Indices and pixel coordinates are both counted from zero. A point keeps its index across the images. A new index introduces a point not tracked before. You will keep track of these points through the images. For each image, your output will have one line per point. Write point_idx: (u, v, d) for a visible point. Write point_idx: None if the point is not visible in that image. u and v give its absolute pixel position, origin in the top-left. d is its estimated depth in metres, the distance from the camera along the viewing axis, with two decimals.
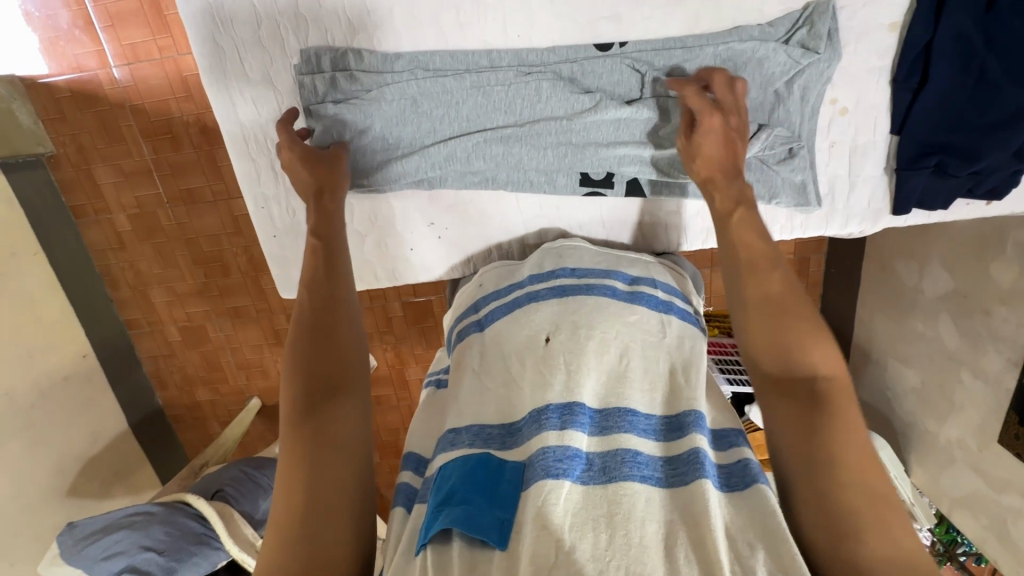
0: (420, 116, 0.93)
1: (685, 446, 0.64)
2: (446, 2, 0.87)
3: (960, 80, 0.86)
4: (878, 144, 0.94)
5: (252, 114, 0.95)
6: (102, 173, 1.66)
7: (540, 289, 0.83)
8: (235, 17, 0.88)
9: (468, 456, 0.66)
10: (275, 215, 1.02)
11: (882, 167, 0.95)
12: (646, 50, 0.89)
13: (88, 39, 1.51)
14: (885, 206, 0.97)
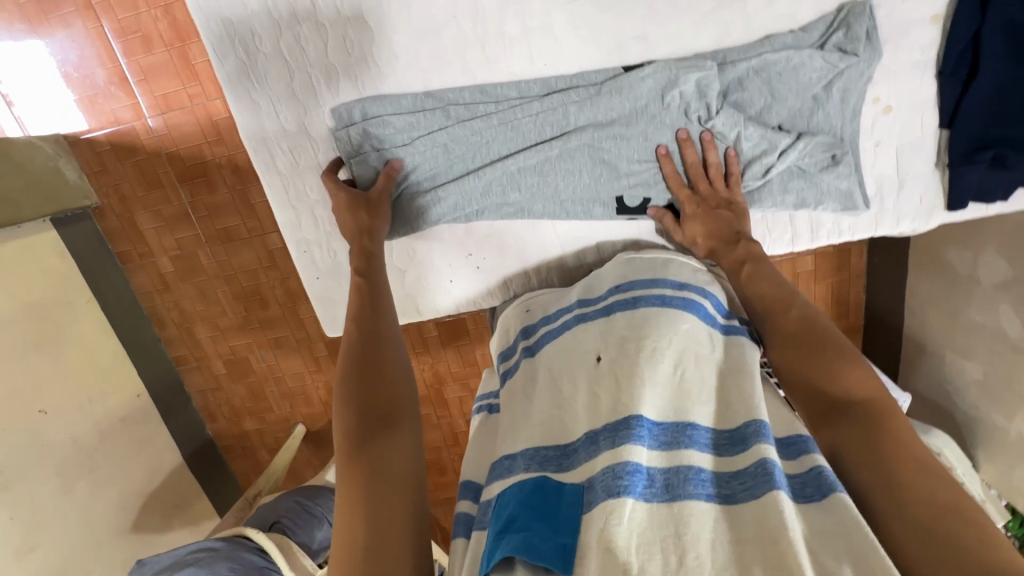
0: (453, 156, 0.95)
1: (752, 457, 0.61)
2: (471, 39, 0.88)
3: (1012, 68, 0.83)
4: (925, 141, 0.91)
5: (292, 163, 0.97)
6: (144, 220, 1.73)
7: (588, 312, 0.84)
8: (269, 73, 0.91)
9: (524, 480, 0.66)
10: (315, 252, 1.04)
11: (932, 164, 0.92)
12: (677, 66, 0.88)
13: (123, 94, 1.58)
14: (938, 203, 0.93)
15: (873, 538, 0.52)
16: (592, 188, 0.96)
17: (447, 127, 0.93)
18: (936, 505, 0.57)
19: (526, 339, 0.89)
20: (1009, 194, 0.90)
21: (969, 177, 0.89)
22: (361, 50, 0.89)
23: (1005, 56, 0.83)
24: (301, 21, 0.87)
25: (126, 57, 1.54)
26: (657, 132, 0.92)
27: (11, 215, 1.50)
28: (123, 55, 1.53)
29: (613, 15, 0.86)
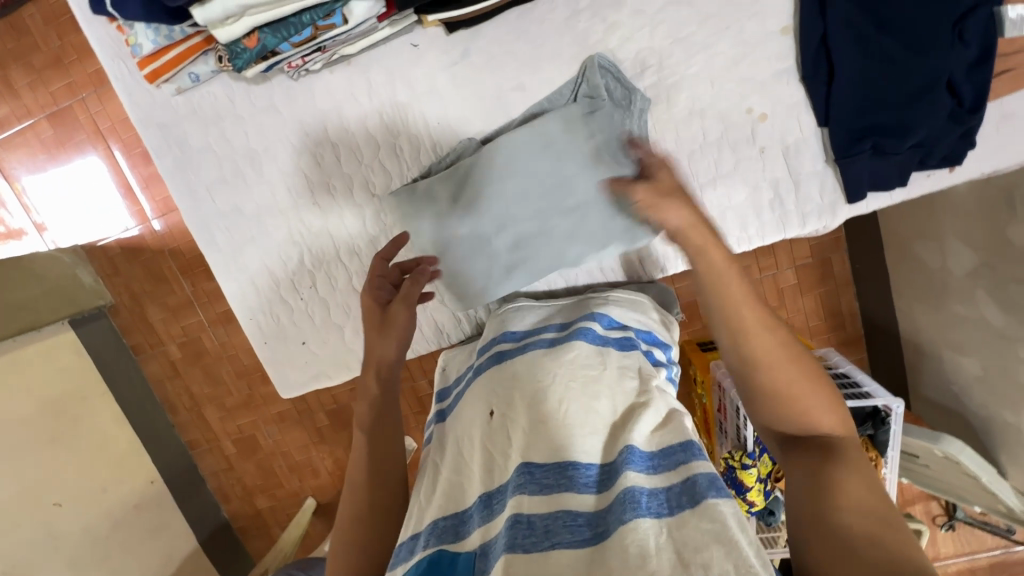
0: (377, 280, 0.89)
1: (619, 486, 0.57)
2: (378, 105, 0.82)
3: (868, 61, 0.80)
4: (808, 140, 0.89)
5: (231, 248, 0.88)
6: (153, 312, 1.88)
7: (481, 363, 0.82)
8: (201, 161, 0.84)
9: (424, 557, 0.61)
10: (266, 327, 0.91)
11: (821, 160, 0.90)
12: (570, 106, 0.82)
13: (130, 202, 1.77)
14: (839, 196, 0.91)
15: (746, 544, 0.48)
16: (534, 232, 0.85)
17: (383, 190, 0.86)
18: (875, 521, 0.55)
19: (440, 403, 0.87)
20: (905, 178, 0.86)
21: (856, 168, 0.87)
22: (281, 129, 0.83)
23: (857, 53, 0.80)
24: (222, 111, 0.82)
25: (131, 171, 1.74)
26: (534, 192, 0.83)
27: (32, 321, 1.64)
28: (128, 169, 1.73)
29: (488, 69, 0.81)
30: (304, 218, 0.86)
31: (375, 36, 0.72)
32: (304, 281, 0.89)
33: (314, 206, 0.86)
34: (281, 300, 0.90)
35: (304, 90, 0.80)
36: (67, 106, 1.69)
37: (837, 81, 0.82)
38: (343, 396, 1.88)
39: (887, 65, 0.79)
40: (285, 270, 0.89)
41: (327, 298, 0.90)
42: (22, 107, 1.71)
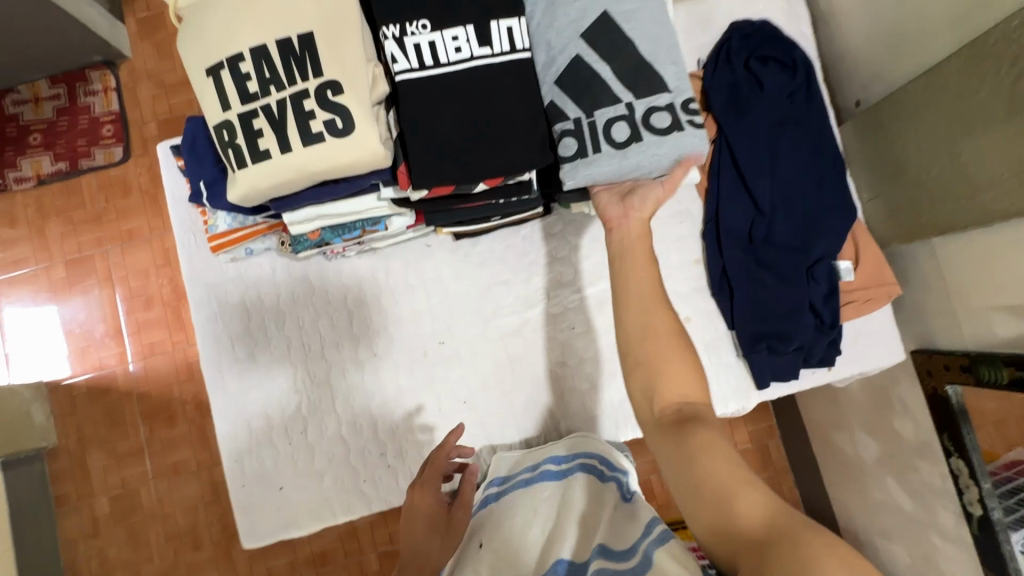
0: (362, 432, 0.98)
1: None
2: (389, 286, 1.01)
3: (755, 282, 0.97)
4: (721, 339, 1.01)
5: (237, 389, 0.98)
6: (95, 458, 1.79)
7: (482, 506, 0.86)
8: (233, 313, 1.00)
9: None
10: (248, 471, 0.96)
11: (733, 354, 1.01)
12: (546, 302, 1.01)
13: (114, 344, 1.83)
14: (749, 384, 1.00)
15: None
16: (510, 400, 0.99)
17: (383, 353, 1.00)
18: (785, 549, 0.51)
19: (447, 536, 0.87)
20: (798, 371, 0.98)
21: (759, 362, 0.98)
22: (306, 294, 1.01)
23: (749, 278, 0.98)
24: (263, 278, 1.01)
25: (127, 315, 1.85)
26: (515, 365, 1.00)
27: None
28: (125, 313, 1.85)
29: (477, 267, 1.02)
30: (309, 370, 0.99)
31: (404, 237, 0.99)
32: (296, 426, 0.98)
33: (321, 360, 1.00)
34: (270, 444, 0.97)
35: (333, 269, 1.01)
36: (88, 255, 1.87)
37: (741, 302, 0.97)
38: (279, 569, 1.72)
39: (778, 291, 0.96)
40: (281, 411, 0.98)
41: (313, 444, 0.97)
42: (45, 251, 1.88)
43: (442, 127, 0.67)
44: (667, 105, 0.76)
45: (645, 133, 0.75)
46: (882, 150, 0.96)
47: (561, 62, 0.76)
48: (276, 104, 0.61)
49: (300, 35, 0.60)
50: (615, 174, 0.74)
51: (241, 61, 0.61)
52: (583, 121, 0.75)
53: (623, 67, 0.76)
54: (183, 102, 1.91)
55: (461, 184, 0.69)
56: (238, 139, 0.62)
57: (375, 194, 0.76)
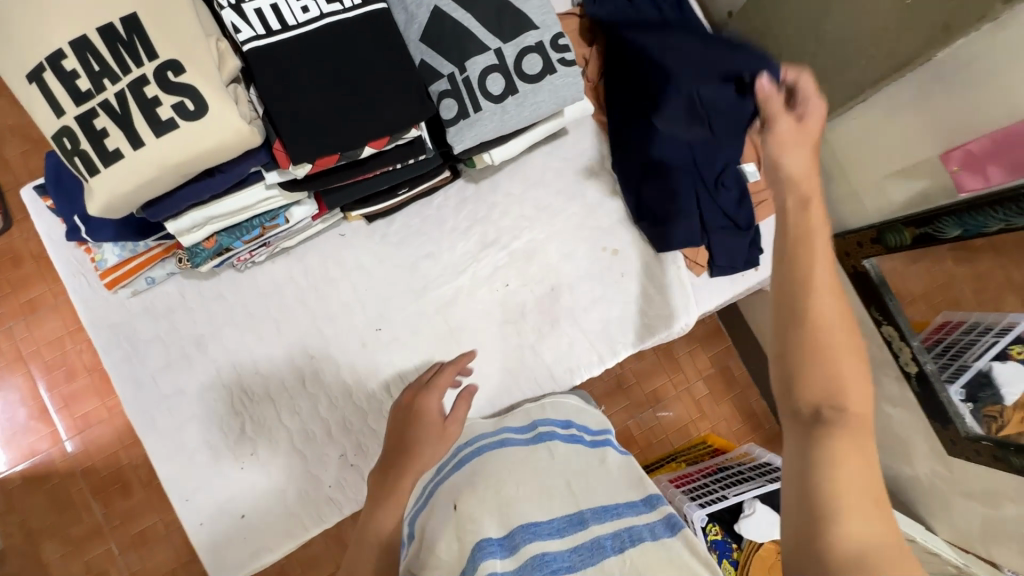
0: (317, 438, 0.94)
1: (585, 536, 0.66)
2: (311, 285, 0.97)
3: None
4: (653, 263, 1.02)
5: (171, 426, 0.92)
6: (50, 550, 1.65)
7: (463, 456, 0.84)
8: (148, 349, 0.93)
9: None
10: (203, 508, 0.90)
11: (666, 275, 1.01)
12: (476, 266, 0.99)
13: (43, 425, 1.69)
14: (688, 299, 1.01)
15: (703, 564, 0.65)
16: None
17: (320, 353, 0.96)
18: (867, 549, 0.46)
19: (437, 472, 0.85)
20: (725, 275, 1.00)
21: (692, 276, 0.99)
22: (224, 311, 0.95)
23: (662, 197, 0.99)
24: (173, 306, 0.94)
25: (50, 391, 1.70)
26: (458, 335, 0.98)
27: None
28: (47, 390, 1.70)
29: (399, 246, 0.99)
30: (246, 390, 0.94)
31: (311, 231, 0.94)
32: (246, 449, 0.92)
33: (257, 374, 0.94)
34: (221, 473, 0.91)
35: (247, 280, 0.95)
36: None
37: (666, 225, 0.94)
38: None
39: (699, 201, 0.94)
40: (225, 437, 0.92)
41: (268, 464, 0.92)
42: None
43: (303, 99, 0.63)
44: (536, 45, 0.75)
45: (520, 83, 0.75)
46: (763, 51, 1.00)
47: (420, 14, 0.74)
48: (116, 98, 0.56)
49: (124, 19, 0.56)
50: (500, 131, 0.75)
51: (65, 60, 0.56)
52: (458, 78, 0.73)
53: (484, 12, 0.75)
54: None
55: (345, 150, 0.66)
56: (82, 145, 0.57)
57: (263, 182, 0.72)
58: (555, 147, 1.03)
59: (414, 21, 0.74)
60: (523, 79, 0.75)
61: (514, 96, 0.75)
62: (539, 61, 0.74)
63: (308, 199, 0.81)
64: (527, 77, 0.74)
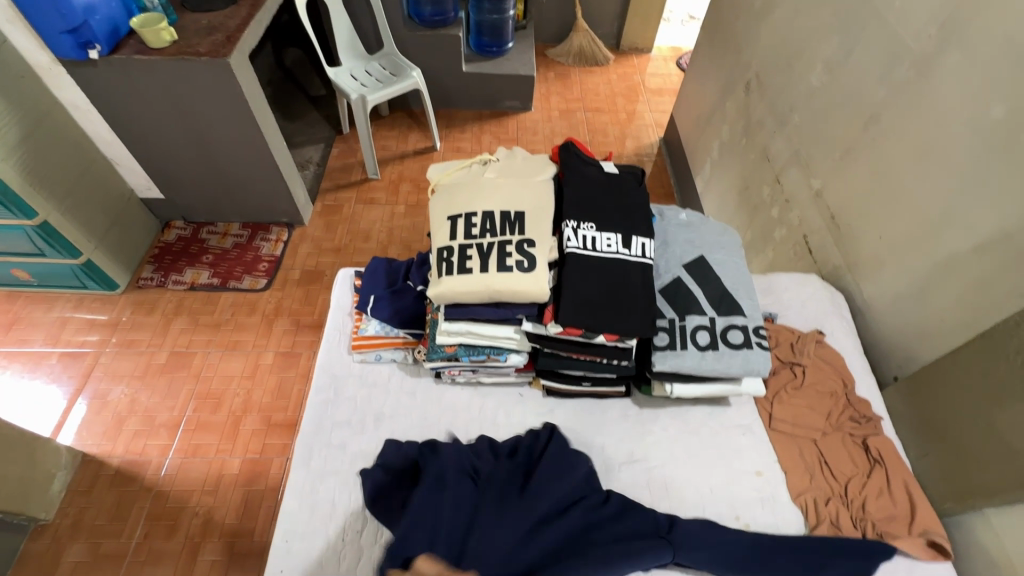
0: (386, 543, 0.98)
1: None
2: (478, 418, 1.14)
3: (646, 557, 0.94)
4: None
5: (317, 471, 1.05)
6: (75, 550, 1.67)
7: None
8: (342, 403, 1.14)
9: None
10: (292, 555, 0.95)
11: None
12: (617, 474, 1.08)
13: (166, 436, 1.90)
14: None
15: None
16: None
17: None
18: None
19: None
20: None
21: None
22: (408, 405, 1.15)
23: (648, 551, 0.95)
24: (378, 382, 1.17)
25: (192, 413, 1.96)
26: None
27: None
28: (191, 411, 1.96)
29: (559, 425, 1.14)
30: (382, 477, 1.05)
31: (506, 378, 1.18)
32: (354, 525, 0.99)
33: None
34: (324, 534, 0.98)
35: (437, 390, 1.17)
36: (192, 351, 2.11)
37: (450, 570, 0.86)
38: None
39: (833, 510, 1.03)
40: (347, 503, 1.01)
41: (363, 547, 0.96)
42: (162, 338, 2.15)
43: (585, 291, 0.92)
44: (742, 326, 1.00)
45: (722, 344, 0.98)
46: (928, 412, 1.12)
47: (664, 277, 1.05)
48: (486, 243, 0.92)
49: (515, 210, 0.95)
50: (695, 369, 0.96)
51: (473, 217, 0.95)
52: (676, 322, 1.00)
53: (711, 292, 1.03)
54: (329, 262, 2.41)
55: (590, 328, 0.90)
56: (453, 257, 0.92)
57: (514, 326, 1.00)
58: (715, 412, 1.19)
59: (660, 279, 1.05)
60: (726, 345, 0.98)
61: (716, 353, 0.97)
62: (739, 337, 0.99)
63: (526, 353, 1.04)
64: (728, 344, 0.98)
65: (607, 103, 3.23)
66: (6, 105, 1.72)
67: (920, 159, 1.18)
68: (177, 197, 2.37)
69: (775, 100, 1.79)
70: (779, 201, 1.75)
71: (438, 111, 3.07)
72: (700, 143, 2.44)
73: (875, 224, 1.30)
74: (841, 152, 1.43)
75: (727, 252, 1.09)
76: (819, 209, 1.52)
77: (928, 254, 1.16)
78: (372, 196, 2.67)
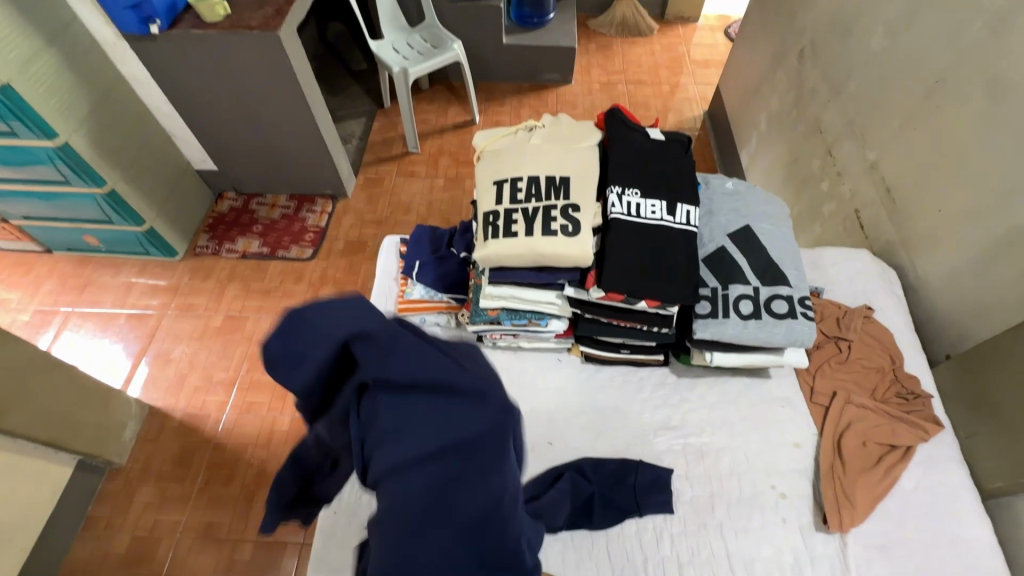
0: None
1: None
2: (518, 382, 1.17)
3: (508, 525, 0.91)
4: (812, 527, 1.01)
5: None
6: (144, 492, 1.83)
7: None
8: None
9: None
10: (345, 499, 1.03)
11: (830, 544, 0.99)
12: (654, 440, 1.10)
13: (223, 392, 2.04)
14: None
15: None
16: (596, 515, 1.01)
17: None
18: None
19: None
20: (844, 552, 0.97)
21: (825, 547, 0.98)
22: None
23: None
24: None
25: (246, 373, 2.09)
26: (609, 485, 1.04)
27: (73, 447, 1.65)
28: (245, 371, 2.09)
29: (597, 390, 1.17)
30: None
31: (545, 344, 1.21)
32: None
33: None
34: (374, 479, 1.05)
35: (479, 353, 1.21)
36: (245, 315, 2.24)
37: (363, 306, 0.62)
38: None
39: (872, 483, 1.02)
40: None
41: None
42: (217, 303, 2.28)
43: (628, 257, 0.93)
44: (786, 296, 0.99)
45: (765, 314, 0.98)
46: (980, 392, 1.09)
47: (707, 245, 1.04)
48: (531, 208, 0.94)
49: (560, 175, 0.96)
50: (737, 337, 0.96)
51: (519, 182, 0.97)
52: (719, 291, 1.00)
53: (756, 262, 1.02)
54: (371, 233, 2.48)
55: (632, 294, 0.92)
56: (498, 221, 0.94)
57: (556, 291, 1.02)
58: (754, 383, 1.19)
59: (703, 247, 1.04)
60: (769, 315, 0.98)
61: (758, 322, 0.97)
62: (783, 307, 0.98)
63: (566, 319, 1.06)
64: (771, 314, 0.98)
65: (650, 75, 3.14)
66: (77, 79, 1.82)
67: (987, 126, 1.11)
68: (229, 169, 2.48)
69: (831, 67, 1.71)
70: (830, 174, 1.68)
71: (477, 84, 3.07)
72: (747, 115, 2.36)
73: (934, 197, 1.24)
74: (899, 121, 1.37)
75: (774, 222, 1.07)
76: (874, 181, 1.46)
77: (990, 227, 1.11)
78: (413, 169, 2.71)
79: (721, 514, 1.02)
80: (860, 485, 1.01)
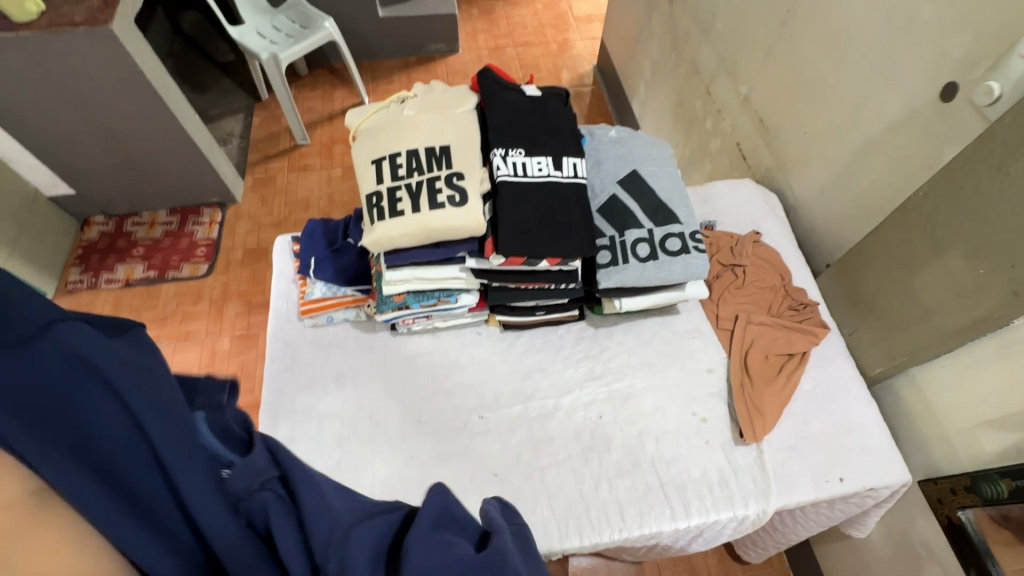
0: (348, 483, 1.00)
1: None
2: (441, 364, 1.15)
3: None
4: (733, 442, 1.08)
5: (288, 435, 1.05)
6: None
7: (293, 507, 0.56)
8: (302, 367, 1.13)
9: None
10: None
11: (751, 454, 1.07)
12: (580, 392, 1.13)
13: None
14: (768, 484, 1.03)
15: None
16: (536, 476, 1.02)
17: (426, 420, 1.08)
18: None
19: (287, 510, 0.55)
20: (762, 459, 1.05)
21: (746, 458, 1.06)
22: (369, 360, 1.15)
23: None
24: (335, 343, 1.16)
25: None
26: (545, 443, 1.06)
27: None
28: None
29: (520, 356, 1.17)
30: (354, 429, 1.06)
31: (461, 320, 1.19)
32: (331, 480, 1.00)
33: (370, 417, 1.08)
34: None
35: (395, 342, 1.17)
36: None
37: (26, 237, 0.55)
38: None
39: (777, 391, 1.11)
40: (324, 459, 1.03)
41: None
42: None
43: (522, 218, 0.91)
44: (679, 233, 1.03)
45: (661, 254, 1.01)
46: (856, 292, 1.20)
47: (600, 196, 1.06)
48: (415, 182, 0.90)
49: (440, 144, 0.93)
50: (638, 280, 0.99)
51: (398, 157, 0.92)
52: (617, 239, 1.01)
53: (647, 205, 1.05)
54: (271, 236, 2.32)
55: (531, 254, 0.91)
56: (383, 201, 0.90)
57: (459, 265, 0.99)
58: (667, 321, 1.24)
59: (596, 199, 1.05)
60: (665, 253, 1.01)
61: (656, 262, 1.00)
62: (677, 244, 1.02)
63: (475, 291, 1.04)
64: (667, 252, 1.01)
65: (537, 36, 3.11)
66: None
67: (833, 46, 1.20)
68: (91, 190, 2.19)
69: (697, 9, 1.77)
70: (710, 112, 1.76)
71: (361, 63, 2.90)
72: (632, 65, 2.41)
73: (799, 121, 1.34)
74: (761, 53, 1.44)
75: (659, 163, 1.10)
76: (748, 113, 1.54)
77: (847, 141, 1.20)
78: (305, 163, 2.54)
79: (652, 449, 1.06)
80: (767, 395, 1.09)
